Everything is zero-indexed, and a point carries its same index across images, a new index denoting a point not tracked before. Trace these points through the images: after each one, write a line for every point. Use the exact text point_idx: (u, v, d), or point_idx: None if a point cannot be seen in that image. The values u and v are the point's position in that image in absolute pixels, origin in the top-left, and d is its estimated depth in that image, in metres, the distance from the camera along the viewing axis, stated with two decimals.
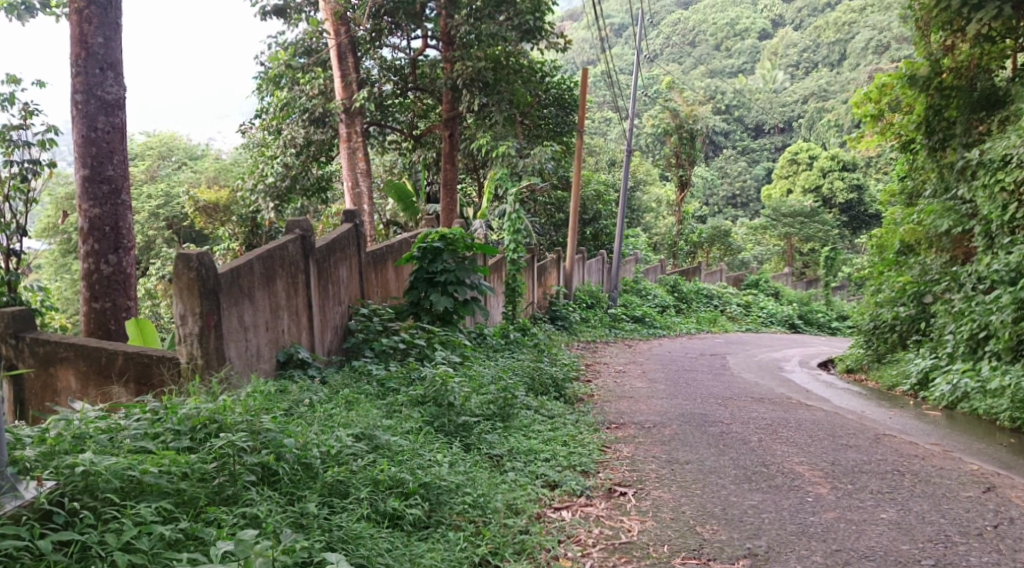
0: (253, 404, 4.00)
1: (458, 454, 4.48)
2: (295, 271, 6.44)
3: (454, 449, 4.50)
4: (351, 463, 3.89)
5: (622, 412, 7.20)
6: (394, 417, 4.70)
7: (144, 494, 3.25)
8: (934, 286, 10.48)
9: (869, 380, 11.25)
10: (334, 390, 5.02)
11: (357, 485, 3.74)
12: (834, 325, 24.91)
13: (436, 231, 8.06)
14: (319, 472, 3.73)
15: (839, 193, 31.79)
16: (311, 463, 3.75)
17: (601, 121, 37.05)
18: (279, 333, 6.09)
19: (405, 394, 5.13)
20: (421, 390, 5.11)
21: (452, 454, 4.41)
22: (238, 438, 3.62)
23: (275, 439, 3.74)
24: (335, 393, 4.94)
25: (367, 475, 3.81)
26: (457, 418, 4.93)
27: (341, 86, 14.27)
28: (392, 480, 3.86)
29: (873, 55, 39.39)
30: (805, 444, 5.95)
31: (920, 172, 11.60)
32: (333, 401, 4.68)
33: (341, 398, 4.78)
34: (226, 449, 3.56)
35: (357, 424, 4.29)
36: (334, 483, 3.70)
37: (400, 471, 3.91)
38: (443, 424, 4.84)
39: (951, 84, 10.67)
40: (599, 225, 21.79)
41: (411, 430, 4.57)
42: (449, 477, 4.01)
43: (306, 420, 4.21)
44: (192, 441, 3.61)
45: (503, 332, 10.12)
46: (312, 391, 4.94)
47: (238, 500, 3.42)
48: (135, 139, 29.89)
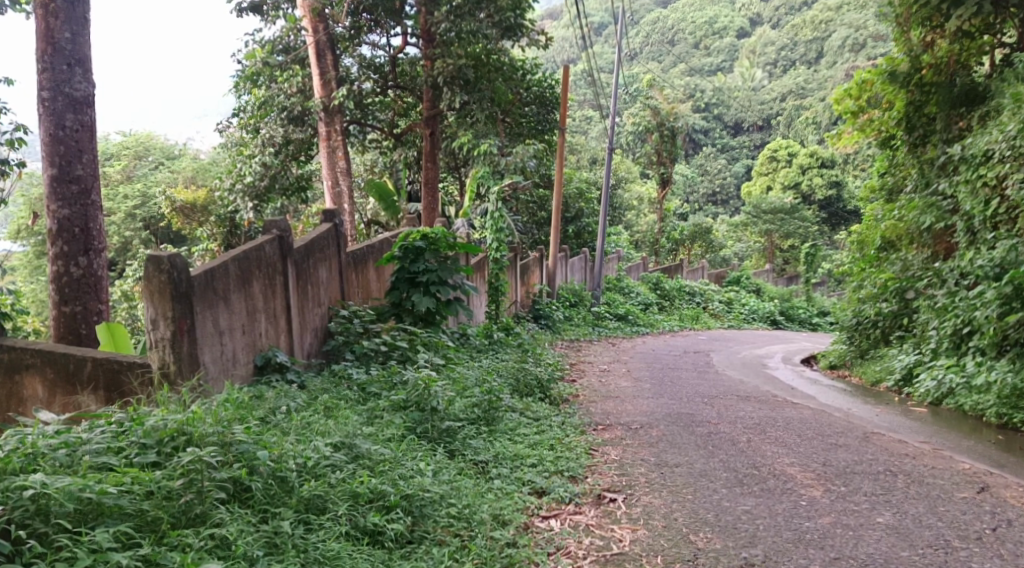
0: (225, 414, 3.83)
1: (442, 462, 4.34)
2: (273, 272, 6.27)
3: (438, 456, 4.35)
4: (329, 475, 3.73)
5: (608, 413, 7.08)
6: (375, 424, 4.55)
7: (103, 517, 3.12)
8: (918, 282, 10.46)
9: (854, 376, 11.22)
10: (312, 395, 4.86)
11: (336, 501, 3.58)
12: (816, 321, 24.96)
13: (417, 231, 7.90)
14: (295, 486, 3.57)
15: (819, 190, 31.91)
16: (286, 477, 3.58)
17: (582, 119, 36.97)
18: (257, 336, 5.91)
19: (387, 399, 4.97)
20: (404, 394, 4.96)
21: (436, 462, 4.26)
22: (209, 452, 3.45)
23: (248, 452, 3.58)
24: (314, 399, 4.78)
25: (346, 488, 3.65)
26: (441, 423, 4.77)
27: (319, 83, 14.03)
28: (373, 493, 3.70)
29: (850, 53, 39.61)
30: (795, 444, 5.85)
31: (901, 168, 11.58)
32: (312, 408, 4.52)
33: (320, 404, 4.62)
34: (196, 463, 3.38)
35: (336, 432, 4.13)
36: (312, 498, 3.55)
37: (381, 483, 3.75)
38: (426, 430, 4.69)
39: (931, 80, 10.64)
40: (581, 223, 21.68)
41: (393, 438, 4.41)
42: (433, 487, 3.86)
43: (283, 429, 4.04)
44: (159, 455, 3.46)
45: (486, 332, 9.98)
46: (289, 397, 4.77)
47: (206, 519, 3.26)
48: (110, 138, 29.43)
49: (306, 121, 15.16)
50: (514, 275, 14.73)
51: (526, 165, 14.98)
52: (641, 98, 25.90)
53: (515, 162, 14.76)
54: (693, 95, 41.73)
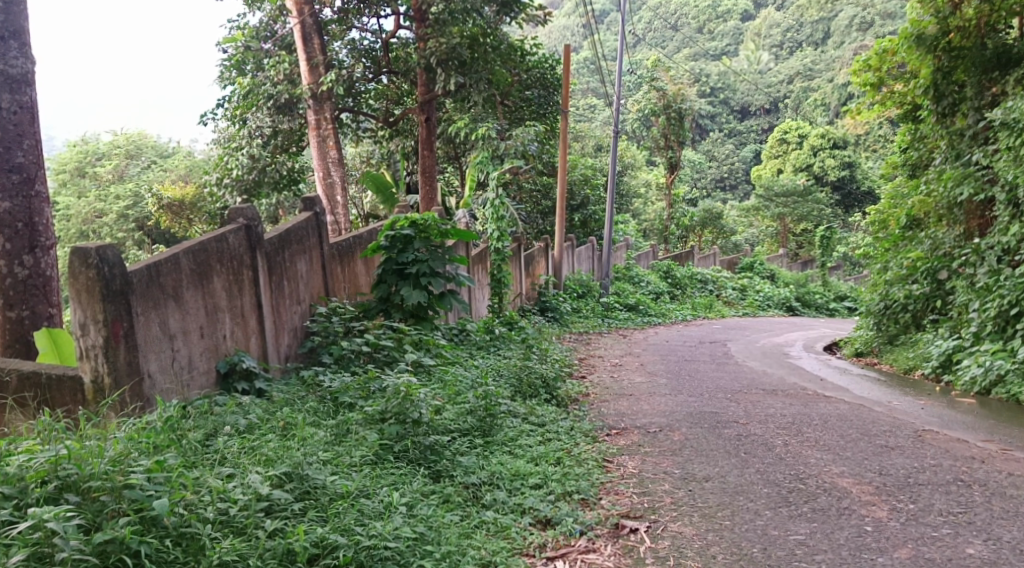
0: (121, 448, 3.12)
1: (422, 493, 3.60)
2: (239, 266, 5.51)
3: (417, 484, 3.61)
4: (256, 530, 2.98)
5: (622, 415, 6.33)
6: (343, 445, 3.81)
7: None
8: (952, 261, 9.62)
9: (883, 363, 10.41)
10: (271, 409, 4.11)
11: (259, 565, 2.82)
12: (833, 306, 24.21)
13: (406, 217, 7.15)
14: (204, 549, 2.82)
15: (831, 171, 31.00)
16: (196, 535, 2.86)
17: (586, 107, 36.09)
18: (219, 339, 5.17)
19: (362, 410, 4.20)
20: (381, 406, 4.16)
21: (414, 492, 3.52)
22: (64, 512, 2.73)
23: (140, 501, 2.86)
24: (274, 413, 4.04)
25: (279, 545, 2.91)
26: (425, 439, 4.01)
27: (307, 69, 13.18)
28: (318, 549, 2.96)
29: (858, 32, 38.70)
30: (840, 447, 5.07)
31: (926, 141, 10.65)
32: (265, 427, 3.79)
33: (273, 423, 3.88)
34: (42, 528, 2.66)
35: (283, 461, 3.39)
36: (226, 564, 2.79)
37: (332, 534, 3.01)
38: (405, 448, 3.93)
39: (958, 43, 9.64)
40: (588, 211, 20.83)
41: (363, 461, 3.68)
42: (401, 532, 3.11)
43: (210, 464, 3.31)
44: (15, 511, 2.75)
45: (487, 327, 9.21)
46: (242, 414, 4.03)
47: None
48: (102, 138, 28.88)
49: (294, 110, 14.18)
50: (519, 267, 13.97)
51: (527, 149, 14.18)
52: (646, 80, 25.02)
53: (516, 147, 13.88)
54: (698, 80, 40.76)
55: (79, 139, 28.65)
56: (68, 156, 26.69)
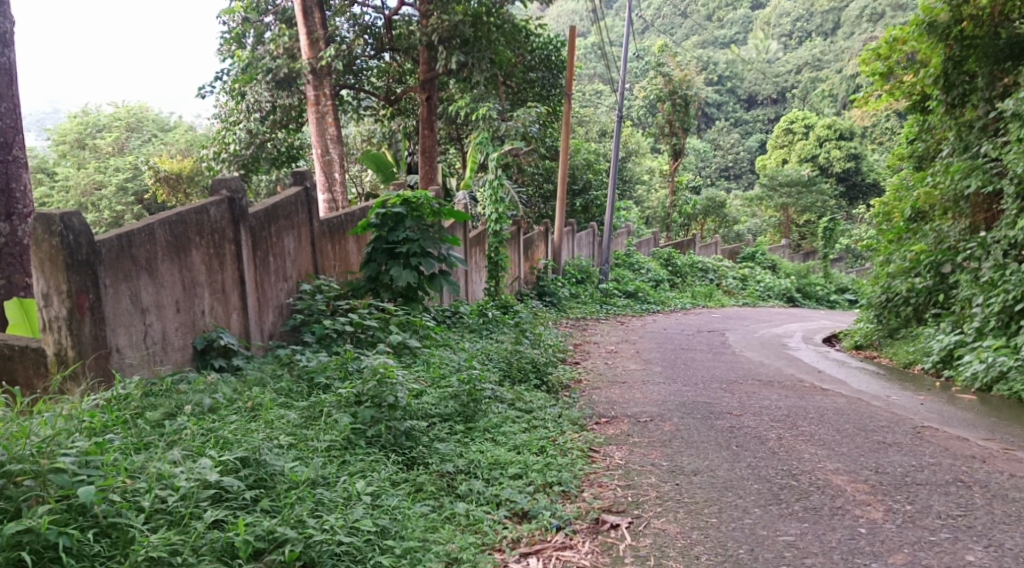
0: (56, 431, 2.99)
1: (390, 482, 3.44)
2: (221, 240, 5.33)
3: (385, 474, 3.46)
4: (195, 523, 2.84)
5: (613, 403, 6.16)
6: (311, 431, 3.64)
7: None
8: (957, 255, 9.41)
9: (882, 357, 10.21)
10: (241, 389, 3.95)
11: (192, 561, 2.68)
12: (834, 298, 24.02)
13: (397, 195, 6.94)
14: (132, 542, 2.68)
15: (836, 162, 30.69)
16: (124, 526, 2.73)
17: (592, 92, 35.72)
18: (198, 315, 4.99)
19: (337, 392, 4.03)
20: (356, 388, 3.99)
21: (381, 483, 3.37)
22: None
23: (66, 488, 2.74)
24: (243, 395, 3.88)
25: (217, 540, 2.78)
26: (400, 424, 3.84)
27: (307, 43, 12.84)
28: (265, 542, 2.81)
29: (867, 23, 38.32)
30: (836, 442, 4.89)
31: (935, 132, 10.42)
32: (228, 410, 3.64)
33: (238, 407, 3.73)
34: None
35: (237, 448, 3.25)
36: (154, 558, 2.65)
37: (282, 526, 2.87)
38: (378, 433, 3.77)
39: (972, 32, 9.30)
40: (590, 196, 20.59)
41: (329, 448, 3.54)
42: (359, 527, 2.96)
43: (158, 448, 3.17)
44: None
45: (481, 309, 9.01)
46: (209, 393, 3.87)
47: None
48: (103, 110, 28.66)
49: (293, 85, 13.92)
50: (517, 250, 13.77)
51: (528, 131, 13.96)
52: (652, 65, 24.70)
53: (516, 128, 13.66)
54: (705, 67, 40.34)
55: (79, 111, 28.44)
56: (67, 127, 26.50)
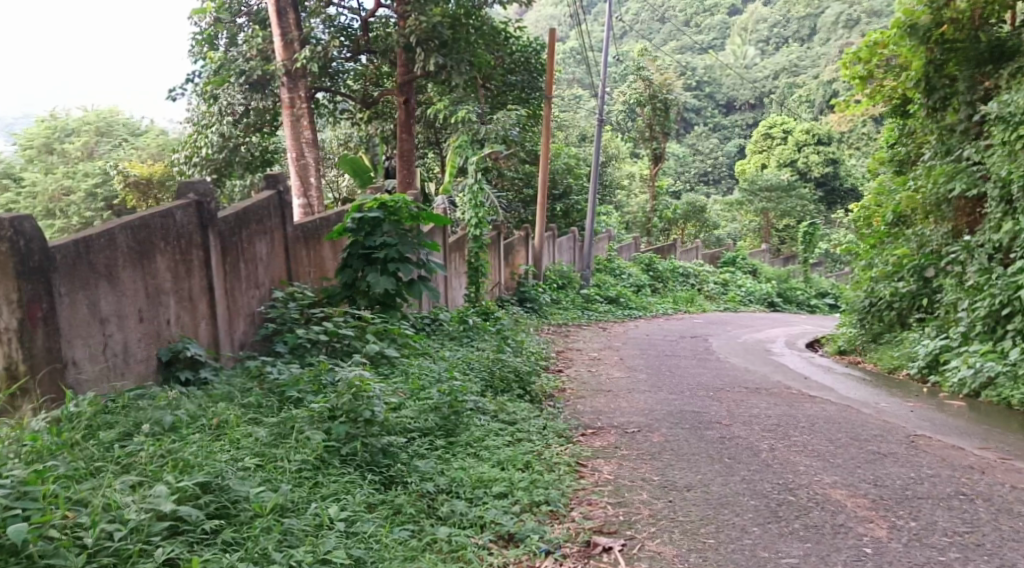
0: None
1: (366, 505, 3.24)
2: (188, 245, 5.09)
3: (360, 497, 3.26)
4: (147, 560, 2.62)
5: (598, 413, 5.97)
6: (282, 451, 3.44)
7: None
8: (940, 259, 9.31)
9: (867, 362, 10.10)
10: (208, 407, 3.73)
11: None
12: (814, 303, 24.04)
13: (374, 198, 6.70)
14: None
15: (814, 167, 30.77)
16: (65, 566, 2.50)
17: (570, 97, 35.64)
18: (162, 325, 4.75)
19: (309, 407, 3.82)
20: (329, 403, 3.77)
21: (355, 508, 3.16)
22: None
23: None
24: (209, 414, 3.67)
25: None
26: (377, 441, 3.64)
27: (281, 45, 12.64)
28: None
29: (843, 29, 38.62)
30: (829, 453, 4.71)
31: (915, 137, 10.36)
32: (191, 433, 3.43)
33: (202, 430, 3.51)
34: None
35: (199, 473, 3.04)
36: None
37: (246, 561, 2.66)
38: (353, 451, 3.56)
39: (953, 35, 9.23)
40: (570, 201, 20.41)
41: (300, 470, 3.33)
42: (331, 559, 2.76)
43: (108, 478, 2.95)
44: None
45: (461, 316, 8.79)
46: (171, 411, 3.64)
47: None
48: (72, 114, 28.17)
49: (268, 88, 13.69)
50: (497, 256, 13.55)
51: (508, 135, 13.76)
52: (632, 69, 24.61)
53: (497, 132, 13.45)
54: (683, 72, 40.39)
55: (48, 114, 27.92)
56: (34, 132, 26.01)
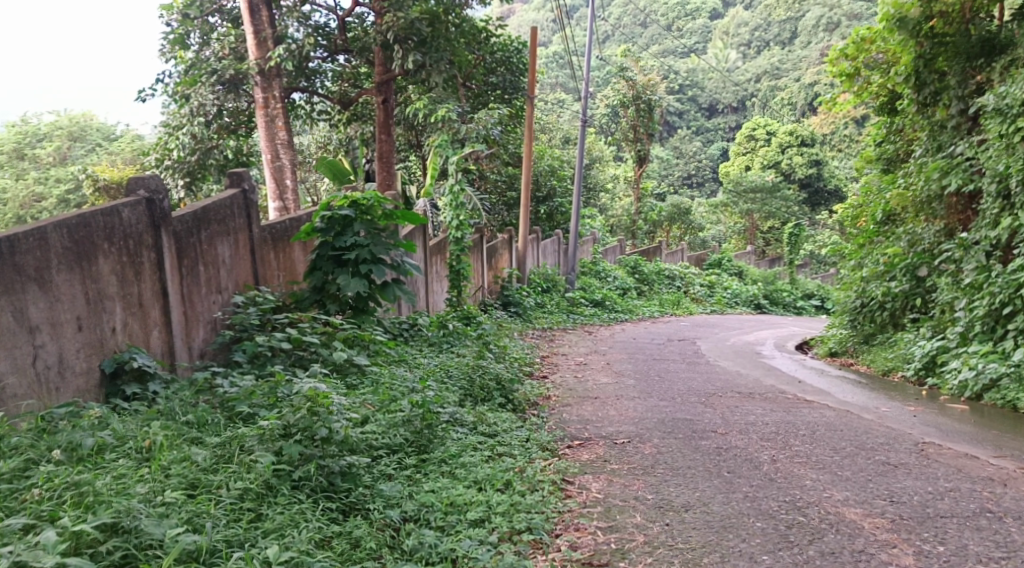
0: None
1: (318, 542, 2.91)
2: (138, 245, 4.67)
3: (307, 533, 2.93)
4: None
5: (586, 422, 5.57)
6: (220, 481, 3.13)
7: None
8: (934, 257, 8.96)
9: (859, 363, 9.73)
10: (144, 428, 3.43)
11: None
12: (800, 305, 23.76)
13: (345, 196, 6.32)
14: None
15: (798, 168, 30.50)
16: None
17: (553, 101, 35.21)
18: (105, 334, 4.35)
19: (259, 425, 3.50)
20: (280, 421, 3.45)
21: (300, 546, 2.82)
22: None
23: None
24: (144, 436, 3.37)
25: None
26: (335, 464, 3.33)
27: (255, 43, 12.19)
28: None
29: (824, 33, 38.61)
30: (836, 465, 4.33)
31: (906, 133, 10.02)
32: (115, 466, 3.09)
33: (128, 458, 3.21)
34: None
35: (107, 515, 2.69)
36: None
37: None
38: (306, 475, 3.26)
39: (944, 29, 8.75)
40: (554, 203, 20.01)
41: (232, 503, 3.01)
42: None
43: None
44: None
45: (440, 321, 8.35)
46: (95, 437, 3.29)
47: None
48: (43, 118, 27.58)
49: (241, 88, 13.31)
50: (480, 258, 13.14)
51: (489, 134, 13.38)
52: (615, 70, 24.29)
53: (477, 130, 13.02)
54: (666, 74, 40.13)
55: (19, 120, 27.30)
56: (6, 137, 25.44)
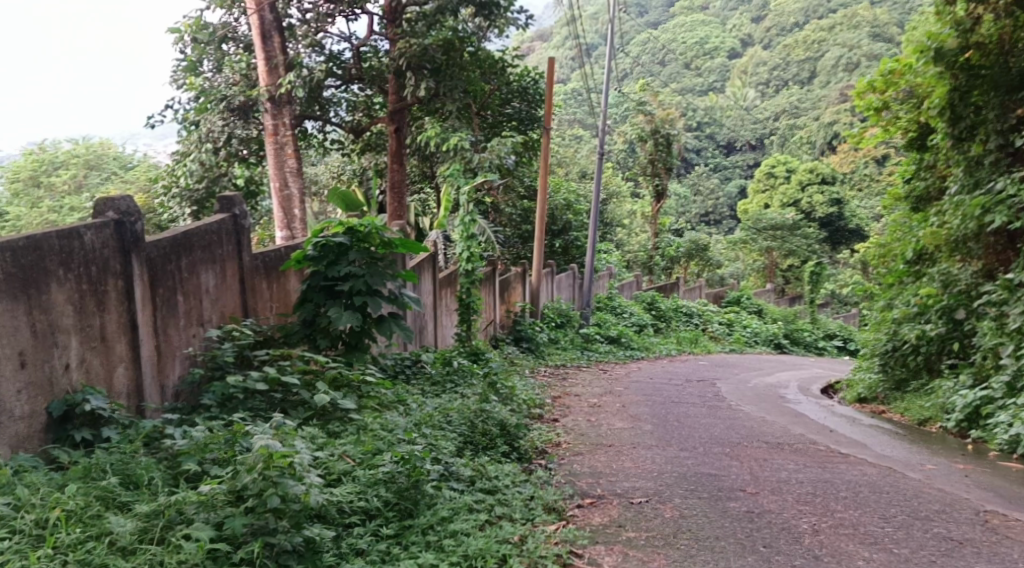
0: None
1: None
2: (102, 271, 4.16)
3: None
4: None
5: (599, 475, 5.02)
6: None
7: None
8: (972, 300, 8.24)
9: (890, 411, 9.03)
10: (57, 494, 3.11)
11: None
12: (822, 345, 22.96)
13: (340, 222, 5.83)
14: None
15: (818, 207, 29.82)
16: None
17: (571, 137, 34.83)
18: (56, 372, 3.85)
19: (201, 491, 3.19)
20: (228, 487, 3.15)
21: None
22: None
23: None
24: (54, 504, 3.04)
25: None
26: (291, 543, 3.00)
27: (265, 70, 11.79)
28: None
29: (844, 72, 38.36)
30: (888, 540, 3.75)
31: (937, 170, 9.26)
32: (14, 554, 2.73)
33: (18, 542, 2.82)
34: None
35: None
36: None
37: None
38: (248, 556, 2.92)
39: (980, 62, 8.03)
40: (569, 237, 19.49)
41: None
42: None
43: None
44: None
45: (445, 357, 7.77)
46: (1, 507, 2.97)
47: None
48: (61, 146, 27.56)
49: (251, 114, 12.89)
50: (491, 292, 12.63)
51: (503, 164, 12.84)
52: (633, 104, 23.88)
53: (490, 160, 12.50)
54: (686, 111, 39.74)
55: (36, 147, 27.27)
56: (22, 164, 25.34)
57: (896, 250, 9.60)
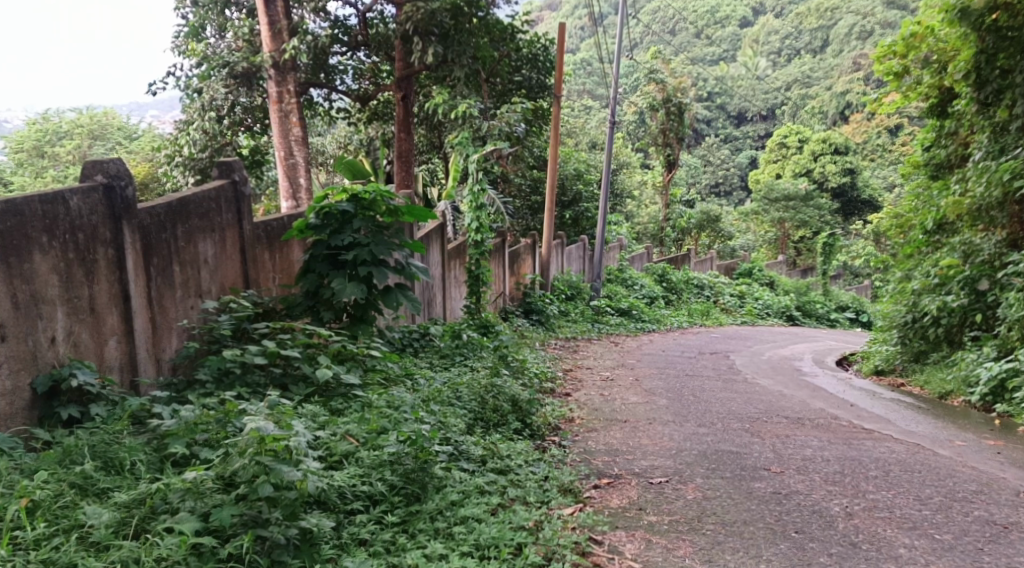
0: None
1: None
2: (90, 238, 3.92)
3: None
4: None
5: (615, 453, 4.77)
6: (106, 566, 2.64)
7: None
8: (996, 269, 7.90)
9: (910, 384, 8.74)
10: (25, 482, 2.95)
11: None
12: (834, 317, 22.64)
13: (343, 189, 5.55)
14: None
15: (831, 177, 29.27)
16: None
17: (581, 108, 34.29)
18: (41, 345, 3.63)
19: (190, 476, 3.01)
20: (219, 472, 2.98)
21: None
22: None
23: None
24: (22, 492, 2.89)
25: None
26: (283, 536, 2.81)
27: (268, 35, 11.37)
28: None
29: (858, 40, 37.57)
30: (928, 524, 3.52)
31: (959, 136, 8.87)
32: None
33: None
34: None
35: None
36: None
37: None
38: (238, 551, 2.75)
39: (1008, 23, 7.49)
40: (579, 208, 19.14)
41: None
42: None
43: None
44: None
45: (453, 329, 7.52)
46: None
47: None
48: (64, 116, 27.23)
49: (254, 82, 12.38)
50: (501, 264, 12.35)
51: (512, 132, 12.51)
52: (644, 72, 23.36)
53: (499, 127, 12.17)
54: (696, 80, 39.08)
55: (39, 117, 26.92)
56: (25, 134, 25.03)
57: (917, 220, 9.27)
